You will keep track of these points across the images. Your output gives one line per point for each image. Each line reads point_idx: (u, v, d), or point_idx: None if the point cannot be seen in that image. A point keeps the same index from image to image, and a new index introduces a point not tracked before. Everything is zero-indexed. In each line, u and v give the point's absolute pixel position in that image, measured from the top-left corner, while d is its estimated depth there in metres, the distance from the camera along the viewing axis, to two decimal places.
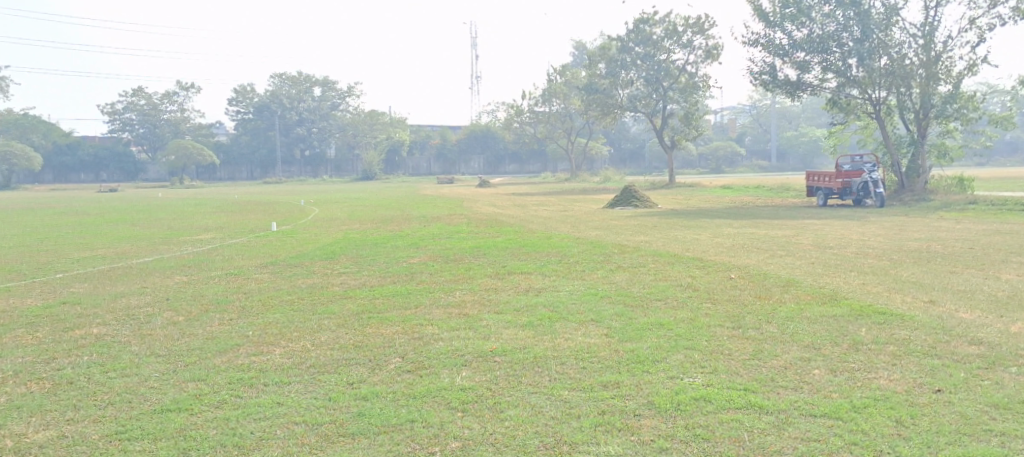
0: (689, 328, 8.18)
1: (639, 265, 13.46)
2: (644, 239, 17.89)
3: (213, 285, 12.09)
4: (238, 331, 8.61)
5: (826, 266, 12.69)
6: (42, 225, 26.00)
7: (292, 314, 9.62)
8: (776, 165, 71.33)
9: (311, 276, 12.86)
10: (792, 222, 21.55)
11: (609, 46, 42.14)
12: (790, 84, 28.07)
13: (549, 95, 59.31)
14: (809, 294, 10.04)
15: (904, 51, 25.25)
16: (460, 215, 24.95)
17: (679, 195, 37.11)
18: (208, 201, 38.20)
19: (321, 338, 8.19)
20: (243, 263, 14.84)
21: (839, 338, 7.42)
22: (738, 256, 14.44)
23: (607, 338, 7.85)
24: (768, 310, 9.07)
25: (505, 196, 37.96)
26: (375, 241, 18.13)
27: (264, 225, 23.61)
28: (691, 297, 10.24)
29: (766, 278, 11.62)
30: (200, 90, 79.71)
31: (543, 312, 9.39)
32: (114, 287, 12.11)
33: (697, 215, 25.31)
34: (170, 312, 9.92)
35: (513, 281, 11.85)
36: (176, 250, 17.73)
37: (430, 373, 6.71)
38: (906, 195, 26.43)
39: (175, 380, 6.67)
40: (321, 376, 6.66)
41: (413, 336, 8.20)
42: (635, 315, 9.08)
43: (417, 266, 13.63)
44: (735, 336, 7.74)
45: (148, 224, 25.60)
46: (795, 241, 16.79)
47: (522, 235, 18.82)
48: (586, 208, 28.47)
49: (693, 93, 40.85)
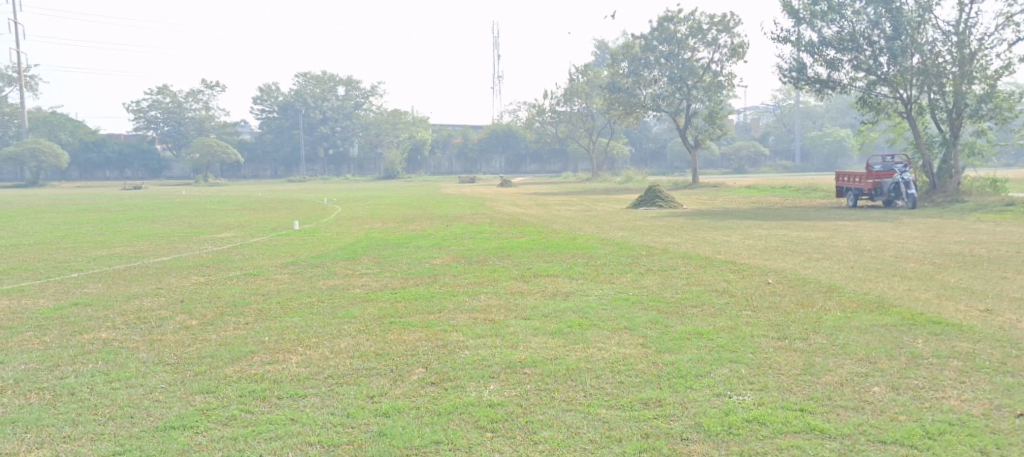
0: (731, 338, 7.67)
1: (669, 268, 12.92)
2: (672, 241, 17.35)
3: (229, 286, 11.72)
4: (253, 337, 8.19)
5: (867, 271, 12.10)
6: (65, 222, 25.84)
7: (310, 317, 9.20)
8: (800, 165, 70.29)
9: (332, 276, 12.45)
10: (825, 223, 20.94)
11: (632, 44, 41.54)
12: (819, 81, 27.37)
13: (571, 94, 58.67)
14: (854, 301, 9.48)
15: (937, 49, 24.45)
16: (483, 215, 24.57)
17: (704, 195, 36.48)
18: (231, 199, 38.06)
19: (340, 344, 7.75)
20: (263, 262, 14.47)
21: (897, 350, 6.86)
22: (774, 259, 13.88)
23: (643, 348, 7.36)
24: (815, 318, 8.53)
25: (526, 195, 37.54)
26: (397, 241, 17.74)
27: (286, 224, 23.26)
28: (727, 303, 9.71)
29: (807, 283, 11.05)
30: (224, 88, 79.87)
31: (575, 319, 8.88)
32: (129, 288, 11.76)
33: (725, 215, 24.76)
34: (184, 314, 9.55)
35: (539, 283, 11.37)
36: (197, 249, 17.46)
37: (456, 386, 6.24)
38: (938, 197, 25.66)
39: (185, 392, 6.26)
40: (338, 389, 6.22)
41: (437, 343, 7.75)
42: (671, 323, 8.56)
43: (440, 267, 13.19)
44: (782, 348, 7.22)
45: (169, 222, 25.43)
46: (831, 243, 16.17)
47: (547, 236, 18.35)
48: (609, 208, 27.96)
49: (718, 92, 40.08)
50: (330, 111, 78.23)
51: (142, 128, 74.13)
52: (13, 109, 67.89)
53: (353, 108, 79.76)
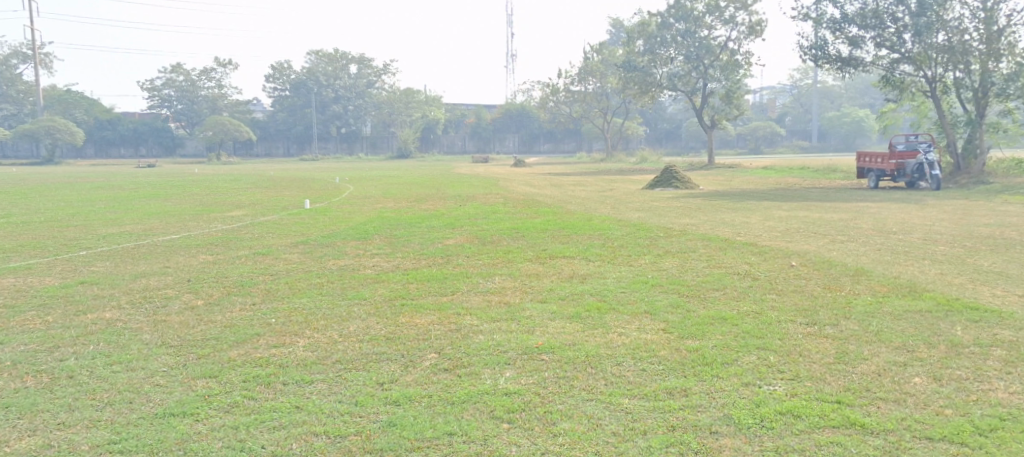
0: (757, 324, 7.33)
1: (688, 250, 12.55)
2: (689, 222, 16.98)
3: (238, 266, 11.43)
4: (260, 319, 7.90)
5: (894, 254, 11.71)
6: (77, 200, 25.66)
7: (319, 299, 8.92)
8: (817, 145, 69.51)
9: (342, 257, 12.16)
10: (846, 205, 20.48)
11: (648, 22, 40.82)
12: (841, 60, 26.78)
13: (585, 73, 58.04)
14: (883, 286, 9.12)
15: (964, 26, 23.83)
16: (497, 195, 24.28)
17: (720, 177, 35.92)
18: (244, 178, 37.83)
19: (350, 328, 7.47)
20: (272, 242, 14.20)
21: (935, 337, 6.55)
22: (795, 241, 13.50)
23: (665, 333, 7.03)
24: (845, 304, 8.19)
25: (540, 175, 37.22)
26: (409, 221, 17.42)
27: (298, 203, 22.98)
28: (751, 286, 9.35)
29: (832, 267, 10.69)
30: (237, 66, 79.58)
31: (593, 302, 8.57)
32: (136, 267, 11.49)
33: (743, 196, 24.32)
34: (190, 294, 9.29)
35: (555, 265, 11.03)
36: (207, 228, 17.22)
37: (471, 373, 5.96)
38: (961, 178, 25.12)
39: (186, 377, 5.97)
40: (346, 375, 5.93)
41: (450, 328, 7.44)
42: (694, 307, 8.22)
43: (453, 248, 12.87)
44: (812, 335, 6.90)
45: (181, 200, 25.22)
46: (854, 225, 15.76)
47: (562, 216, 18.00)
48: (624, 189, 27.57)
49: (735, 71, 39.55)
50: (343, 89, 77.99)
51: (156, 106, 74.02)
52: (28, 87, 68.19)
53: (366, 87, 79.38)
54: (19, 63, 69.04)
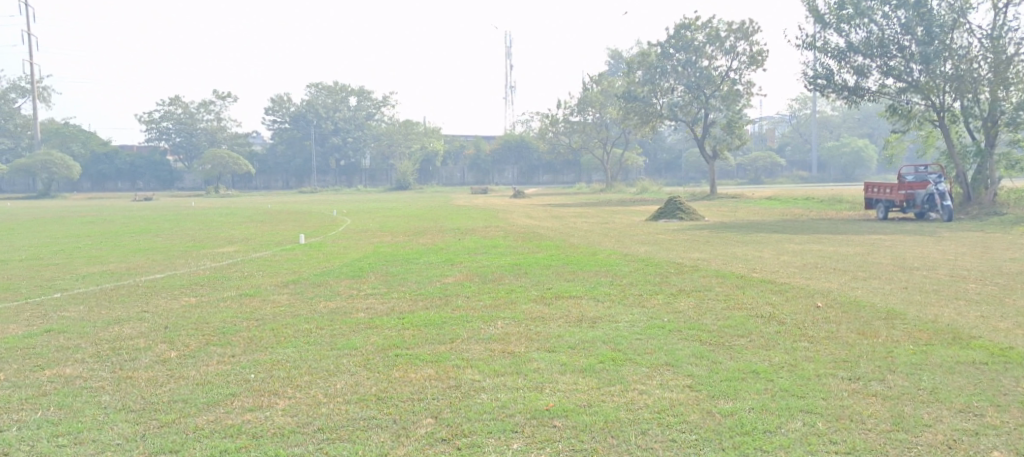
0: (794, 379, 6.55)
1: (704, 288, 11.76)
2: (700, 257, 16.19)
3: (221, 309, 10.61)
4: (238, 375, 7.08)
5: (924, 293, 10.95)
6: (66, 235, 24.88)
7: (306, 349, 8.11)
8: (818, 176, 68.73)
9: (333, 298, 11.37)
10: (859, 237, 19.75)
11: (648, 52, 40.30)
12: (848, 89, 26.11)
13: (584, 104, 57.45)
14: (923, 331, 8.38)
15: (971, 54, 23.23)
16: (496, 228, 23.54)
17: (723, 207, 35.23)
18: (240, 211, 37.05)
19: (338, 385, 6.67)
20: (261, 281, 13.41)
21: (1001, 398, 5.86)
22: (815, 277, 12.72)
23: (693, 392, 6.24)
24: (886, 353, 7.42)
25: (541, 206, 36.52)
26: (407, 256, 16.67)
27: (292, 238, 22.21)
28: (779, 332, 8.53)
29: (862, 308, 9.90)
30: (236, 99, 79.23)
31: (606, 351, 7.76)
32: (111, 312, 10.64)
33: (750, 228, 23.59)
34: (165, 344, 8.48)
35: (562, 307, 10.24)
36: (196, 265, 16.43)
37: (472, 446, 5.32)
38: (972, 208, 24.42)
39: (142, 452, 5.34)
40: (328, 449, 5.32)
41: (449, 384, 6.66)
42: (719, 357, 7.42)
43: (452, 287, 12.08)
44: (859, 392, 6.13)
45: (173, 235, 24.46)
46: (874, 260, 14.99)
47: (565, 251, 17.24)
48: (628, 221, 26.81)
49: (736, 100, 38.93)
50: (341, 122, 77.65)
51: (154, 139, 73.54)
52: (26, 120, 67.71)
53: (365, 119, 79.08)
54: (17, 97, 68.66)
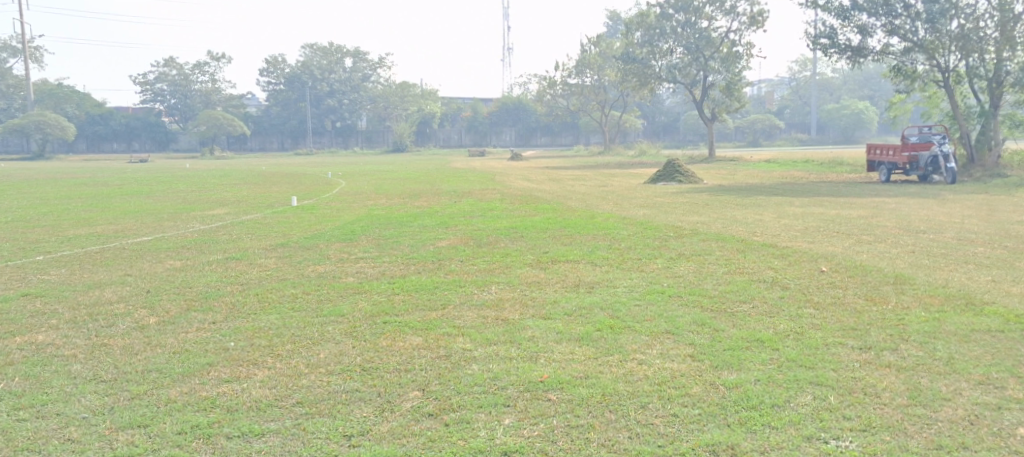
0: (802, 349, 6.21)
1: (704, 253, 11.39)
2: (700, 220, 15.81)
3: (206, 274, 10.25)
4: (217, 343, 6.74)
5: (933, 257, 10.60)
6: (54, 197, 24.40)
7: (290, 315, 7.78)
8: (817, 138, 68.20)
9: (322, 262, 10.99)
10: (862, 200, 19.37)
11: (647, 13, 39.61)
12: (852, 49, 25.54)
13: (582, 66, 56.78)
14: (934, 298, 8.03)
15: (978, 12, 22.66)
16: (492, 190, 23.13)
17: (722, 170, 34.77)
18: (234, 173, 36.63)
19: (320, 355, 6.34)
20: (249, 244, 13.01)
21: (1021, 369, 5.54)
22: (819, 241, 12.36)
23: (695, 362, 5.91)
24: (896, 320, 7.10)
25: (538, 169, 36.00)
26: (400, 219, 16.28)
27: (284, 200, 21.78)
28: (783, 299, 8.20)
29: (869, 273, 9.56)
30: (230, 59, 78.21)
31: (604, 319, 7.43)
32: (92, 276, 10.27)
33: (750, 190, 23.17)
34: (145, 310, 8.12)
35: (558, 272, 9.89)
36: (184, 227, 16.01)
37: (461, 421, 5.01)
38: (976, 170, 24.00)
39: (108, 427, 5.06)
40: (306, 424, 5.01)
41: (439, 354, 6.34)
42: (721, 325, 7.08)
43: (445, 251, 11.72)
44: (871, 363, 5.79)
45: (164, 197, 23.99)
46: (879, 223, 14.64)
47: (562, 214, 16.86)
48: (626, 184, 26.36)
49: (737, 62, 38.29)
50: (337, 83, 76.73)
51: (148, 100, 72.76)
52: (17, 80, 66.66)
53: (360, 80, 78.27)
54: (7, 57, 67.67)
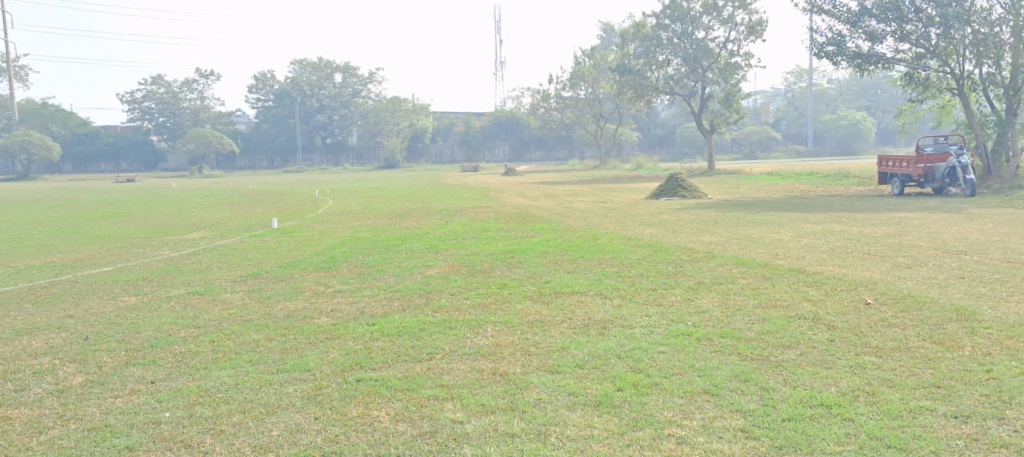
0: (882, 419, 4.95)
1: (725, 280, 10.08)
2: (713, 240, 14.49)
3: (160, 313, 8.91)
4: (148, 414, 5.45)
5: (988, 285, 9.28)
6: (24, 221, 23.03)
7: (246, 371, 6.43)
8: (814, 149, 66.88)
9: (294, 297, 9.65)
10: (881, 215, 18.06)
11: (643, 24, 38.34)
12: (860, 56, 24.25)
13: (576, 79, 55.64)
14: (1018, 342, 6.65)
15: (993, 17, 21.46)
16: (487, 208, 21.85)
17: (724, 183, 33.50)
18: (221, 192, 35.16)
19: (272, 431, 5.13)
20: (217, 275, 11.67)
21: None
22: (850, 265, 11.05)
23: (749, 441, 4.76)
24: (984, 374, 5.79)
25: (534, 185, 34.77)
26: (386, 243, 14.95)
27: (265, 222, 20.43)
28: (835, 341, 6.87)
29: (923, 306, 8.20)
30: (220, 76, 76.94)
31: (624, 373, 6.10)
32: (28, 317, 8.92)
33: (758, 206, 21.90)
34: (74, 365, 6.77)
35: (563, 307, 8.56)
36: (151, 255, 14.63)
37: None
38: (993, 182, 22.69)
39: None
40: None
41: (425, 430, 5.05)
42: (770, 381, 5.77)
43: (436, 280, 10.40)
44: (978, 443, 4.66)
45: (140, 219, 22.60)
46: (911, 242, 13.34)
47: (562, 234, 15.58)
48: (626, 200, 25.09)
49: (735, 72, 37.09)
50: (327, 99, 75.61)
51: (137, 119, 71.28)
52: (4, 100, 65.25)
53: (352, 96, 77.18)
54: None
